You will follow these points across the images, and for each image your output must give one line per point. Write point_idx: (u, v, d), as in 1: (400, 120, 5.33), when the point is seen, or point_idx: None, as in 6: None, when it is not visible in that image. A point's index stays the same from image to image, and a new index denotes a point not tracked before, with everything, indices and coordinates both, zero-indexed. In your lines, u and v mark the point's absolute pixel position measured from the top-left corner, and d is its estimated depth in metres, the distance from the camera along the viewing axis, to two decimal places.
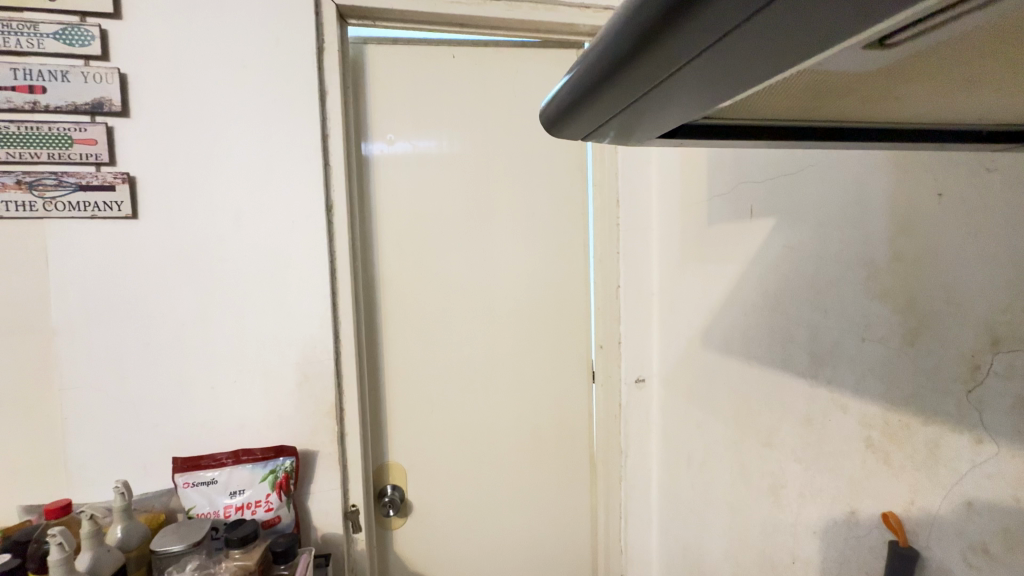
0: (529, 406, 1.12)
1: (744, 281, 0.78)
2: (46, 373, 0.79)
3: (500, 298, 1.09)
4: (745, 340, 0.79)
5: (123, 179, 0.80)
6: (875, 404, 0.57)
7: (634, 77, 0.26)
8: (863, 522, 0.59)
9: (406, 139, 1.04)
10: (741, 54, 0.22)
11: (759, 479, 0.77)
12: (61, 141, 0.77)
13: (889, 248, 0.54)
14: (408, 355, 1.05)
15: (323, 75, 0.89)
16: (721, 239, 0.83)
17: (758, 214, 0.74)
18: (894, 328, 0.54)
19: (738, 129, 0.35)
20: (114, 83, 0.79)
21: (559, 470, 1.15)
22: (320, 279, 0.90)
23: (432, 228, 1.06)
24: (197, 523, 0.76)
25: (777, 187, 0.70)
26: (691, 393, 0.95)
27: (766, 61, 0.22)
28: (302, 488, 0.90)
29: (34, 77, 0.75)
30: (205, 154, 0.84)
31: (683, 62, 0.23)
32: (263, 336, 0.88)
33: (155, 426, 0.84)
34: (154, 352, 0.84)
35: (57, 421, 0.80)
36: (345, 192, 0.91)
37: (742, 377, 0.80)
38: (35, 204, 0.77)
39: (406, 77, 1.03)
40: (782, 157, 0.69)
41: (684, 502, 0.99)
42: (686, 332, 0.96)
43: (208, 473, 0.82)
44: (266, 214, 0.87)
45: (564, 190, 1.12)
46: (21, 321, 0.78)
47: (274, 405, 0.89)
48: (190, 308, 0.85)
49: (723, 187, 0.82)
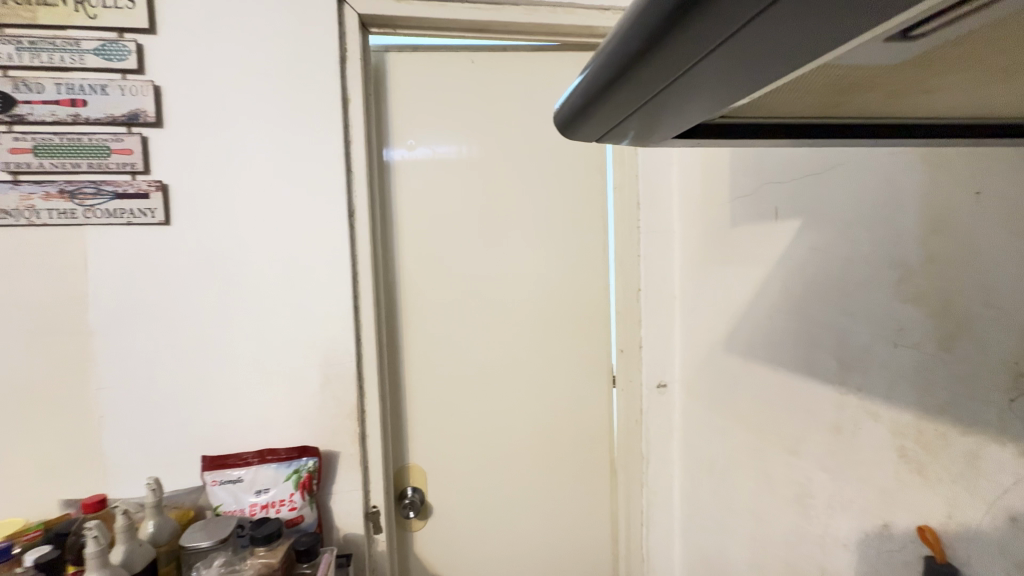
0: (549, 410, 1.11)
1: (768, 284, 0.76)
2: (84, 373, 0.83)
3: (519, 301, 1.09)
4: (770, 344, 0.77)
5: (156, 187, 0.83)
6: (908, 412, 0.54)
7: (648, 75, 0.26)
8: (896, 536, 0.57)
9: (426, 144, 1.05)
10: (756, 49, 0.21)
11: (785, 488, 0.74)
12: (100, 151, 0.80)
13: (922, 248, 0.52)
14: (428, 358, 1.06)
15: (345, 82, 0.91)
16: (745, 241, 0.81)
17: (783, 215, 0.72)
18: (927, 332, 0.52)
19: (758, 128, 0.34)
20: (149, 95, 0.82)
21: (578, 476, 1.13)
22: (342, 283, 0.92)
23: (451, 232, 1.06)
24: (224, 520, 0.78)
25: (802, 187, 0.68)
26: (715, 398, 0.93)
27: (782, 55, 0.22)
28: (325, 488, 0.92)
29: (75, 92, 0.79)
30: (233, 162, 0.87)
31: (697, 58, 0.23)
32: (287, 339, 0.90)
33: (185, 425, 0.87)
34: (184, 353, 0.87)
35: (94, 419, 0.84)
36: (367, 197, 0.93)
37: (767, 383, 0.78)
38: (76, 211, 0.81)
39: (426, 83, 1.04)
40: (808, 156, 0.67)
41: (708, 511, 0.96)
42: (708, 337, 0.94)
43: (234, 471, 0.84)
44: (290, 220, 0.89)
45: (584, 192, 1.11)
46: (62, 323, 0.82)
47: (297, 406, 0.91)
48: (217, 311, 0.88)
49: (747, 188, 0.80)
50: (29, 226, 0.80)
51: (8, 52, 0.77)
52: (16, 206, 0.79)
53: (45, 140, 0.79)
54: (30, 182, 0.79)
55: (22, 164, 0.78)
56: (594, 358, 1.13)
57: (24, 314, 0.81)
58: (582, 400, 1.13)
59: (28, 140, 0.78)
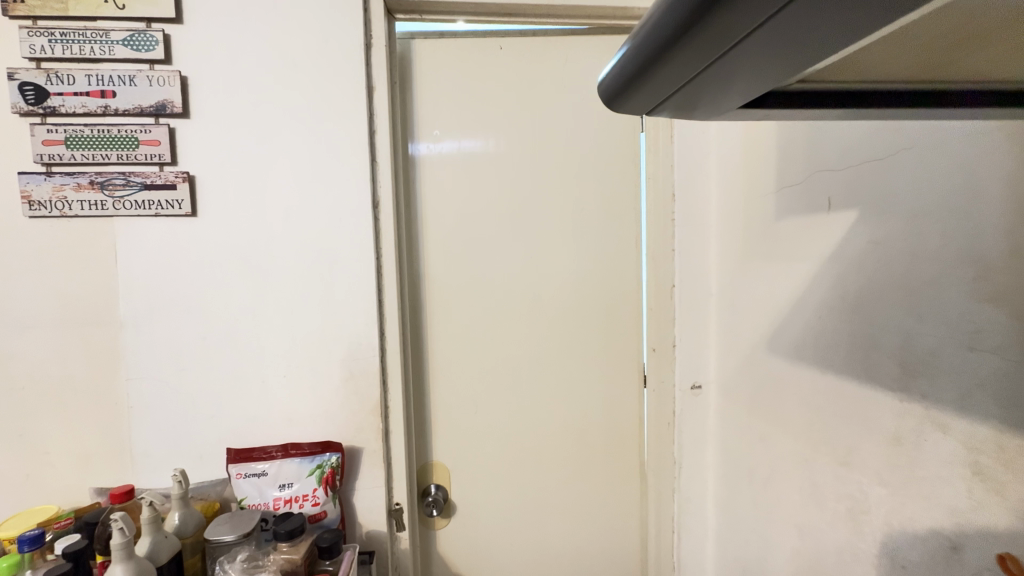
0: (576, 409, 1.08)
1: (819, 281, 0.70)
2: (114, 365, 0.84)
3: (546, 297, 1.05)
4: (820, 345, 0.71)
5: (183, 178, 0.82)
6: (984, 425, 0.49)
7: (700, 46, 0.22)
8: (967, 561, 0.51)
9: (452, 136, 1.02)
10: (836, 5, 0.18)
11: (834, 500, 0.69)
12: (128, 143, 0.80)
13: (1006, 242, 0.46)
14: (453, 354, 1.04)
15: (370, 70, 0.89)
16: (792, 235, 0.75)
17: (837, 206, 0.66)
18: (1011, 336, 0.46)
19: (834, 97, 0.30)
20: (175, 85, 0.81)
21: (606, 480, 1.10)
22: (367, 276, 0.90)
23: (476, 225, 1.03)
24: (248, 514, 0.78)
25: (861, 174, 0.62)
26: (754, 402, 0.87)
27: (873, 11, 0.18)
28: (348, 484, 0.91)
29: (105, 83, 0.80)
30: (259, 153, 0.86)
31: (754, 25, 0.20)
32: (311, 332, 0.89)
33: (211, 417, 0.87)
34: (211, 346, 0.86)
35: (124, 409, 0.84)
36: (392, 189, 0.91)
37: (816, 387, 0.72)
38: (105, 202, 0.81)
39: (452, 71, 1.01)
40: (872, 139, 0.61)
41: (746, 520, 0.91)
42: (749, 336, 0.88)
43: (258, 465, 0.84)
44: (316, 212, 0.88)
45: (613, 183, 1.06)
46: (94, 314, 0.83)
47: (321, 401, 0.90)
48: (243, 302, 0.87)
49: (796, 177, 0.74)
50: (61, 217, 0.81)
51: (40, 44, 0.78)
52: (48, 198, 0.79)
53: (75, 131, 0.79)
54: (62, 173, 0.80)
55: (54, 156, 0.79)
56: (623, 356, 1.08)
57: (57, 305, 0.82)
58: (610, 399, 1.09)
59: (60, 132, 0.79)
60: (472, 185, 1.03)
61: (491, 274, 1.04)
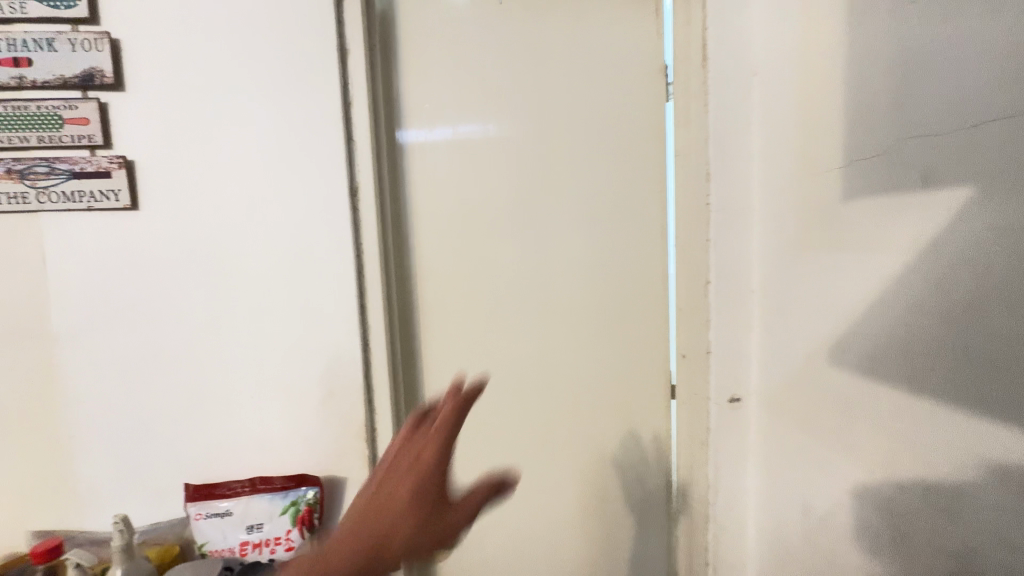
0: (593, 424, 0.94)
1: (908, 279, 0.55)
2: (49, 386, 0.71)
3: (558, 298, 0.91)
4: (909, 361, 0.56)
5: (119, 164, 0.69)
6: None
7: None
8: None
9: (446, 122, 0.87)
10: None
11: (926, 556, 0.55)
12: (51, 122, 0.67)
13: None
14: (452, 364, 0.90)
15: (343, 29, 0.74)
16: (873, 220, 0.59)
17: (942, 181, 0.50)
18: None
19: None
20: (104, 50, 0.67)
21: (628, 501, 0.97)
22: (346, 277, 0.76)
23: (475, 218, 0.89)
24: (206, 566, 0.65)
25: (981, 138, 0.46)
26: (811, 423, 0.73)
27: None
28: (330, 519, 0.78)
29: (19, 49, 0.66)
30: (210, 132, 0.71)
31: None
32: (282, 344, 0.76)
33: (168, 446, 0.74)
34: (163, 362, 0.73)
35: (63, 438, 0.72)
36: (373, 173, 0.76)
37: (902, 413, 0.57)
38: (28, 195, 0.67)
39: (444, 34, 0.86)
40: (991, 92, 0.45)
41: (796, 558, 0.77)
42: (805, 344, 0.73)
43: (222, 503, 0.72)
44: (283, 202, 0.74)
45: (635, 162, 0.91)
46: (21, 327, 0.70)
47: (297, 424, 0.77)
48: (199, 310, 0.73)
49: (878, 146, 0.59)
50: None
51: None
52: None
53: None
54: None
55: None
56: (645, 362, 0.95)
57: None
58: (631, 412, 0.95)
59: None
60: (470, 168, 0.88)
61: (494, 275, 0.90)
